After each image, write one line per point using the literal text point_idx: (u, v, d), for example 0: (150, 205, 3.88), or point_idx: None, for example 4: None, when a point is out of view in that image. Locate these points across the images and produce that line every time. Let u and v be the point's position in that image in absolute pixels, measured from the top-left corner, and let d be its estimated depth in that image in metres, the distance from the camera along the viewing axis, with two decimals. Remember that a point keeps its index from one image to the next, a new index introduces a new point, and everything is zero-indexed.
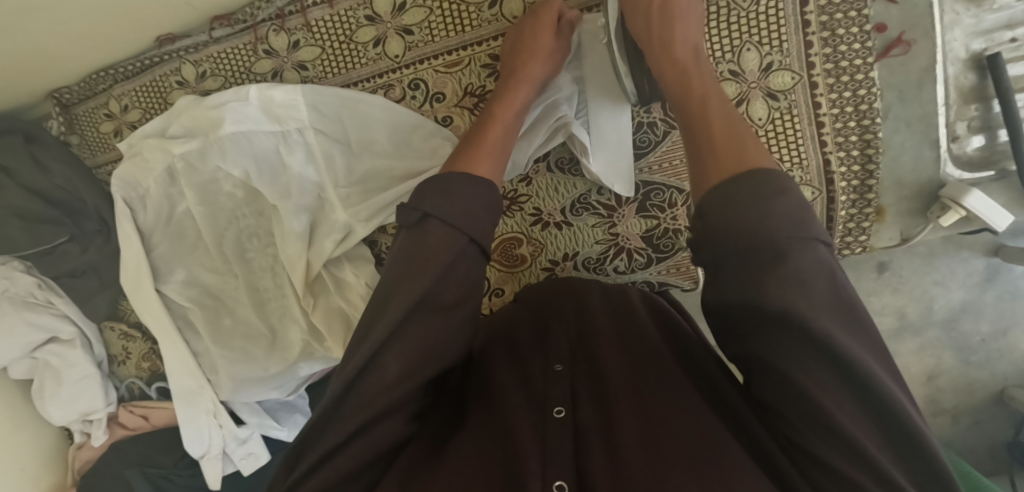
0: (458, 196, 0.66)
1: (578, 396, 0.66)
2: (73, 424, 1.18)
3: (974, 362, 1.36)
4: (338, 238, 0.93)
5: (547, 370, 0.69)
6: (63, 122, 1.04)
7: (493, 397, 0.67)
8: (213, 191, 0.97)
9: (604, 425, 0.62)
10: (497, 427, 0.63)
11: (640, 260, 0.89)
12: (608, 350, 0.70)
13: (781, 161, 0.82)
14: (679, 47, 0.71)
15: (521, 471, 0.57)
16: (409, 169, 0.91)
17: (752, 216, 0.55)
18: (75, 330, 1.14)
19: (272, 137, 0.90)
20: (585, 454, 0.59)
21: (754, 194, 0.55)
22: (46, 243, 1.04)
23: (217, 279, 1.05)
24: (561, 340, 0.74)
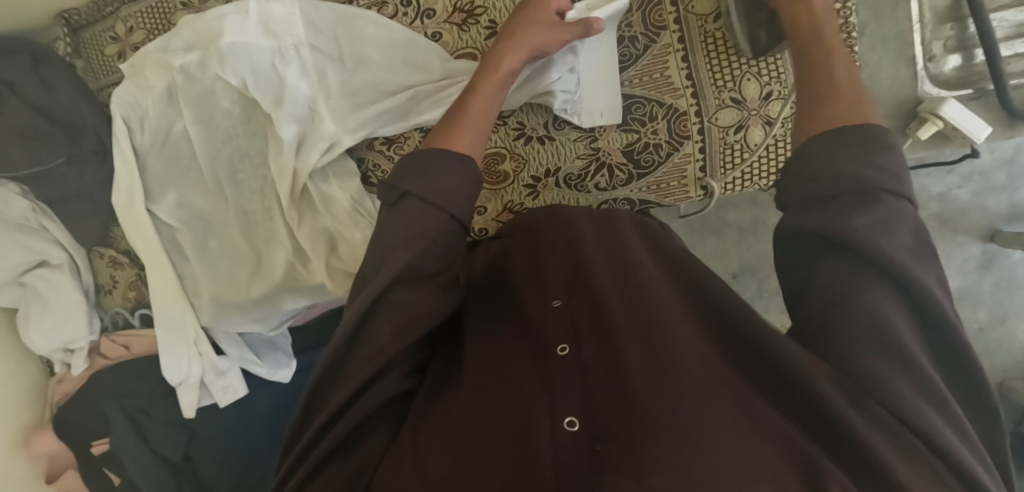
0: (426, 169, 0.65)
1: (579, 331, 0.64)
2: (54, 354, 1.17)
3: (972, 352, 1.54)
4: (330, 150, 0.94)
5: (546, 308, 0.68)
6: (70, 44, 1.08)
7: (495, 340, 0.67)
8: (210, 109, 0.99)
9: (607, 357, 0.61)
10: (501, 370, 0.62)
11: (622, 177, 0.89)
12: (605, 283, 0.68)
13: (760, 74, 0.83)
14: (817, 3, 0.69)
15: (530, 412, 0.57)
16: (398, 82, 0.94)
17: (851, 159, 0.58)
18: (65, 256, 1.16)
19: (270, 53, 0.91)
20: (592, 391, 0.58)
21: (848, 152, 0.58)
22: (42, 164, 1.05)
23: (209, 202, 1.07)
24: (556, 273, 0.72)
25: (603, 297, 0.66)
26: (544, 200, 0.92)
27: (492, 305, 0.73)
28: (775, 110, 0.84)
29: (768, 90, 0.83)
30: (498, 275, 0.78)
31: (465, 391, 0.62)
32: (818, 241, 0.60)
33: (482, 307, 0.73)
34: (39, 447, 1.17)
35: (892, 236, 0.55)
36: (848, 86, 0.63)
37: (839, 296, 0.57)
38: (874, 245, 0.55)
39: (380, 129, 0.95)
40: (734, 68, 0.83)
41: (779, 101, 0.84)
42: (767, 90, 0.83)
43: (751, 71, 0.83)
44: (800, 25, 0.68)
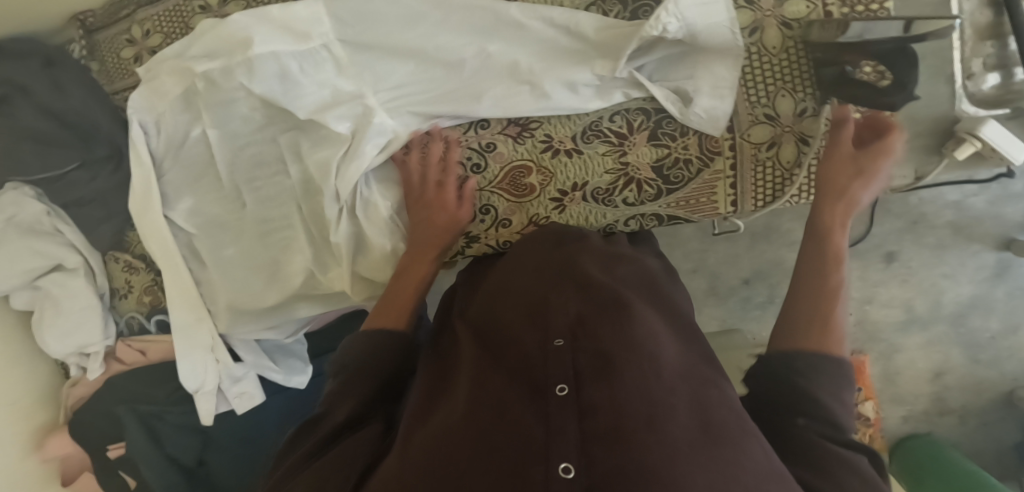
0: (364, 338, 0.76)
1: (581, 371, 0.61)
2: (70, 357, 1.17)
3: (982, 360, 1.59)
4: (381, 143, 0.89)
5: (546, 343, 0.64)
6: (85, 47, 1.06)
7: (487, 376, 0.64)
8: (228, 116, 0.97)
9: (609, 402, 0.57)
10: (495, 411, 0.59)
11: (650, 193, 0.88)
12: (609, 323, 0.65)
13: (794, 91, 0.83)
14: (852, 189, 0.78)
15: (525, 456, 0.54)
16: (447, 68, 0.88)
17: (827, 382, 0.65)
18: (80, 260, 1.14)
19: (298, 54, 0.87)
20: (590, 438, 0.55)
21: (832, 370, 0.66)
22: (56, 169, 1.04)
23: (223, 208, 1.04)
24: (559, 307, 0.68)
25: (607, 341, 0.63)
26: (570, 215, 0.90)
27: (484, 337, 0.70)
28: (808, 128, 0.83)
29: (802, 107, 0.83)
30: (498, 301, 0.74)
31: (454, 431, 0.59)
32: (779, 412, 0.65)
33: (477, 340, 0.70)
34: (52, 451, 1.17)
35: (839, 419, 0.63)
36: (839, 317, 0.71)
37: (799, 443, 0.62)
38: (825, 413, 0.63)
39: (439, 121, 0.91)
40: (767, 84, 0.83)
41: (813, 118, 0.83)
42: (801, 107, 0.83)
43: (784, 87, 0.83)
44: (834, 191, 0.78)
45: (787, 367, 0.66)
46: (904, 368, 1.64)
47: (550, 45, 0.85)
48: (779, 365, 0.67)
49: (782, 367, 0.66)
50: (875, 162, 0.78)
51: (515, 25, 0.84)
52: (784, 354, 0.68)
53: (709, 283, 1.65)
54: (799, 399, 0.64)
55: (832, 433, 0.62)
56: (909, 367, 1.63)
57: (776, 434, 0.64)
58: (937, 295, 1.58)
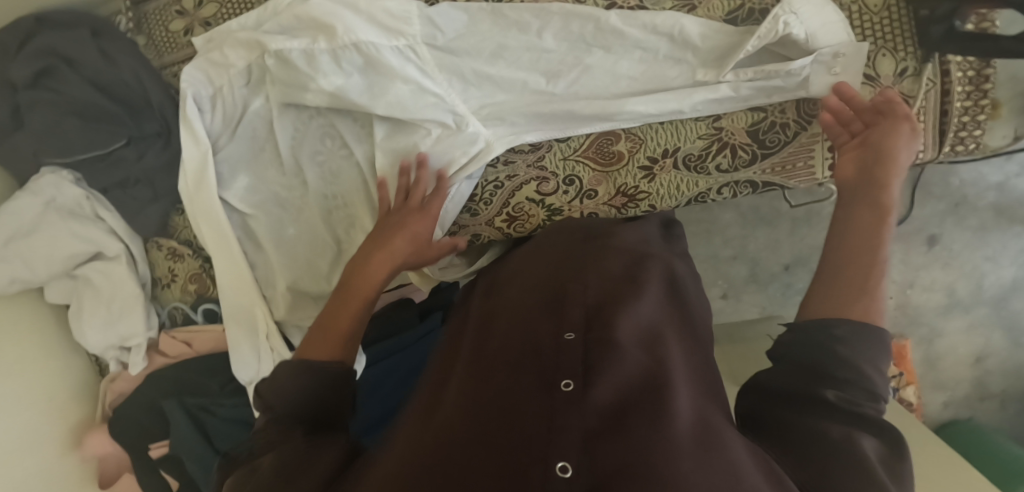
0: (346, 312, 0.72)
1: (592, 368, 0.56)
2: (110, 351, 1.10)
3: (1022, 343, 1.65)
4: (471, 151, 0.87)
5: (558, 339, 0.59)
6: (132, 20, 1.01)
7: (492, 371, 0.59)
8: (298, 91, 0.90)
9: (616, 404, 0.52)
10: (495, 407, 0.54)
11: (744, 158, 0.85)
12: (625, 324, 0.61)
13: (895, 50, 0.80)
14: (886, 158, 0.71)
15: (523, 452, 0.49)
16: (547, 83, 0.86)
17: (850, 349, 0.58)
18: (121, 247, 1.07)
19: (389, 52, 0.86)
20: (595, 437, 0.50)
21: (867, 351, 0.58)
22: (101, 148, 1.01)
23: (283, 186, 0.99)
24: (575, 305, 0.64)
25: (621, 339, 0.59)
26: (660, 183, 0.87)
27: (493, 334, 0.66)
28: (909, 88, 0.80)
29: (903, 67, 0.80)
30: (508, 303, 0.70)
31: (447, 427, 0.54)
32: (785, 401, 0.59)
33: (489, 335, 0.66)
34: (91, 449, 1.09)
35: (863, 405, 0.56)
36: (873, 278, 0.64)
37: (800, 435, 0.56)
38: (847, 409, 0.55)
39: (530, 133, 0.88)
40: (867, 44, 0.80)
41: (914, 77, 0.80)
42: (902, 67, 0.80)
43: (885, 47, 0.80)
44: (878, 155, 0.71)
45: (824, 337, 0.59)
46: (946, 352, 1.67)
47: (650, 54, 0.82)
48: (812, 329, 0.61)
49: (823, 329, 0.60)
50: (893, 132, 0.72)
51: (614, 34, 0.82)
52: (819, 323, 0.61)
53: (749, 269, 1.59)
54: (823, 372, 0.58)
55: (860, 402, 0.56)
56: (952, 352, 1.67)
57: (788, 422, 0.57)
58: (979, 279, 1.63)
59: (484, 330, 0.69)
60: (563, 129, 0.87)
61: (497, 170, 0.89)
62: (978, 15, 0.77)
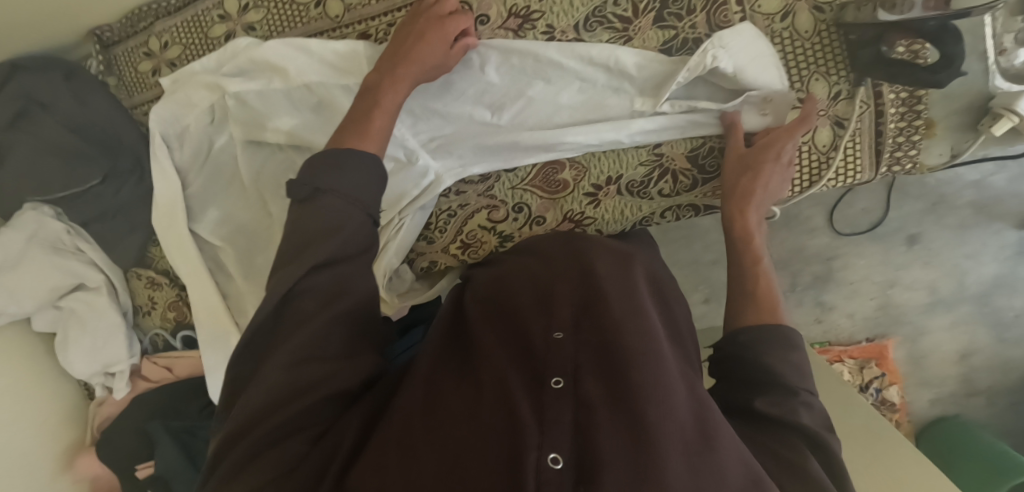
0: (347, 173, 0.69)
1: (581, 366, 0.62)
2: (95, 377, 1.15)
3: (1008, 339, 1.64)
4: (422, 184, 0.90)
5: (549, 337, 0.65)
6: (102, 62, 1.04)
7: (491, 363, 0.65)
8: (259, 128, 0.95)
9: (604, 398, 0.59)
10: (487, 400, 0.61)
11: (685, 183, 0.87)
12: (615, 322, 0.66)
13: (827, 74, 0.82)
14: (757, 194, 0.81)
15: (517, 445, 0.55)
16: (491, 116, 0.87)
17: (776, 355, 0.70)
18: (102, 278, 1.12)
19: (341, 93, 0.90)
20: (582, 431, 0.57)
21: (774, 345, 0.71)
22: (79, 185, 1.03)
23: (251, 216, 1.02)
24: (565, 304, 0.70)
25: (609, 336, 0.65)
26: (605, 209, 0.89)
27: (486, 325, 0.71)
28: (843, 110, 0.82)
29: (836, 90, 0.82)
30: (502, 294, 0.75)
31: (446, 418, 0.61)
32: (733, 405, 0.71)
33: (489, 322, 0.72)
34: (82, 470, 1.16)
35: (795, 407, 0.67)
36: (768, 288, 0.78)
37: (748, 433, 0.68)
38: (784, 409, 0.67)
39: (478, 165, 0.90)
40: (799, 68, 0.82)
41: (847, 100, 0.82)
42: (835, 90, 0.82)
43: (817, 71, 0.82)
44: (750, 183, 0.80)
45: (746, 347, 0.73)
46: (930, 351, 1.65)
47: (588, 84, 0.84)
48: (737, 346, 0.74)
49: (776, 344, 0.72)
50: (776, 138, 0.80)
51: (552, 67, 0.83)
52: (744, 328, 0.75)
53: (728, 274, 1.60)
54: (768, 385, 0.69)
55: (788, 401, 0.67)
56: (936, 350, 1.65)
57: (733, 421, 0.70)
58: (961, 276, 1.62)
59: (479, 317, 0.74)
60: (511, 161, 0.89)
61: (449, 199, 0.93)
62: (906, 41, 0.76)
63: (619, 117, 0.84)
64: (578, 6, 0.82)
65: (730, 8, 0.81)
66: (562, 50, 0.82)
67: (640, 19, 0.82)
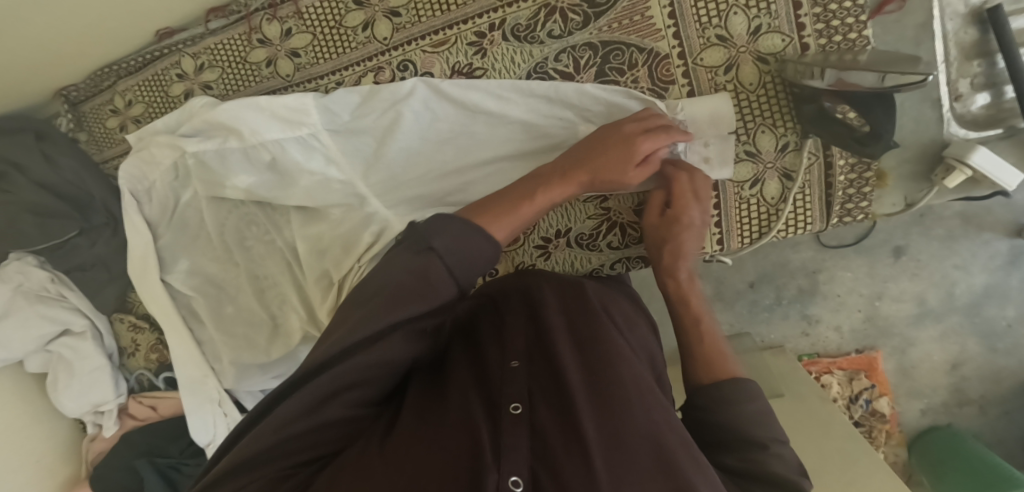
0: (464, 244, 0.67)
1: (534, 393, 0.68)
2: (86, 416, 1.20)
3: (1000, 349, 1.54)
4: (373, 230, 0.92)
5: (504, 366, 0.72)
6: (72, 120, 1.09)
7: (450, 393, 0.70)
8: (219, 186, 0.97)
9: (559, 424, 0.65)
10: (447, 423, 0.65)
11: (635, 235, 0.88)
12: (565, 351, 0.74)
13: (774, 126, 0.80)
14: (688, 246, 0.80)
15: (478, 463, 0.60)
16: (438, 165, 0.89)
17: (729, 405, 0.71)
18: (87, 322, 1.17)
19: (293, 145, 0.90)
20: (540, 456, 0.62)
21: (734, 400, 0.71)
22: (57, 237, 1.09)
23: (219, 267, 1.06)
24: (517, 336, 0.77)
25: (559, 364, 0.72)
26: (556, 260, 0.91)
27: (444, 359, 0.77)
28: (789, 162, 0.81)
29: (783, 142, 0.81)
30: (462, 332, 0.82)
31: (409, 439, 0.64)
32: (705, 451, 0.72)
33: (450, 355, 0.77)
34: None
35: (757, 458, 0.68)
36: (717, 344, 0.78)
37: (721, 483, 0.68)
38: (754, 467, 0.67)
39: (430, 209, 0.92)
40: (747, 120, 0.80)
41: (795, 152, 0.81)
42: (783, 142, 0.81)
43: (764, 123, 0.80)
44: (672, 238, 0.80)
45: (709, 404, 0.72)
46: (920, 361, 1.58)
47: (531, 129, 0.84)
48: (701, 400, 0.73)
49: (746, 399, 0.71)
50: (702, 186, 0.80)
51: (493, 116, 0.85)
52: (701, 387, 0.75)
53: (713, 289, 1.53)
54: (733, 437, 0.70)
55: (757, 460, 0.68)
56: (926, 361, 1.58)
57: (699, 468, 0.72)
58: (950, 287, 1.51)
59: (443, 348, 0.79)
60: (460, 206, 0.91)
61: None
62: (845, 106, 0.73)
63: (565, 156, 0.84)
64: (520, 61, 0.83)
65: (672, 62, 0.79)
66: (508, 95, 0.83)
67: (583, 74, 0.82)
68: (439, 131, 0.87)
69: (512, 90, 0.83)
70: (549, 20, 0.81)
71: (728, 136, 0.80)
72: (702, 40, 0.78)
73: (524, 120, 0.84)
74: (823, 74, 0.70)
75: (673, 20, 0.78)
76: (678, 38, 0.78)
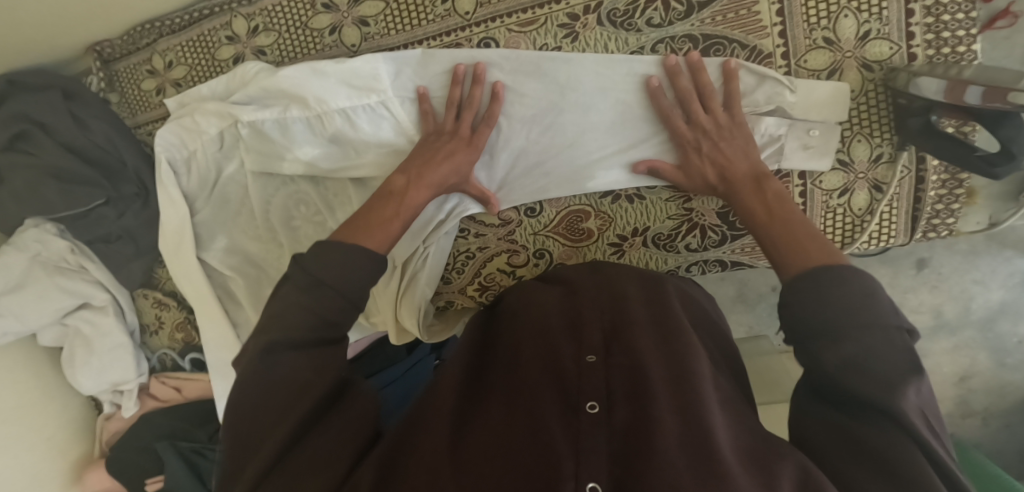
0: (337, 261, 0.64)
1: (613, 392, 0.62)
2: (104, 394, 1.16)
3: (1009, 365, 1.42)
4: (445, 207, 0.86)
5: (581, 360, 0.66)
6: (104, 79, 1.01)
7: (521, 389, 0.64)
8: (275, 159, 0.90)
9: (639, 422, 0.58)
10: (525, 423, 0.59)
11: (714, 238, 0.86)
12: (643, 342, 0.68)
13: (871, 136, 0.79)
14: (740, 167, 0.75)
15: (551, 469, 0.54)
16: (522, 143, 0.84)
17: (821, 297, 0.59)
18: (108, 297, 1.10)
19: (361, 114, 0.85)
20: (622, 459, 0.56)
21: (834, 285, 0.59)
22: (81, 207, 1.00)
23: (260, 246, 0.99)
24: (594, 329, 0.70)
25: (638, 361, 0.65)
26: (630, 258, 0.89)
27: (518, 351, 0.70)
28: (882, 174, 0.80)
29: (878, 153, 0.80)
30: (533, 317, 0.75)
31: (475, 443, 0.59)
32: (828, 400, 0.60)
33: (523, 344, 0.71)
34: (91, 485, 1.18)
35: (891, 380, 0.54)
36: (808, 237, 0.66)
37: (843, 433, 0.57)
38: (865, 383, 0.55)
39: (505, 194, 0.86)
40: (845, 126, 0.79)
41: (889, 164, 0.80)
42: (877, 153, 0.80)
43: (861, 132, 0.79)
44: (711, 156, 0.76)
45: (792, 298, 0.61)
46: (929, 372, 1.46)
47: (623, 109, 0.81)
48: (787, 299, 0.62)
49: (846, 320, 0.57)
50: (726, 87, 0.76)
51: (579, 90, 0.81)
52: (790, 282, 0.63)
53: (737, 291, 1.43)
54: (835, 335, 0.57)
55: (864, 382, 0.55)
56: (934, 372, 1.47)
57: (805, 425, 0.61)
58: (966, 301, 1.40)
59: (517, 339, 0.73)
60: (536, 195, 0.86)
61: (467, 241, 0.90)
62: (954, 116, 0.71)
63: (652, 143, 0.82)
64: (614, 49, 0.80)
65: (774, 61, 0.78)
66: (606, 71, 0.80)
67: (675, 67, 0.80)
68: (519, 109, 0.83)
69: (601, 62, 0.80)
70: (648, 8, 0.78)
71: (834, 125, 0.78)
72: (809, 41, 0.77)
73: (618, 101, 0.81)
74: (918, 79, 0.70)
75: (780, 18, 0.76)
76: (784, 37, 0.77)
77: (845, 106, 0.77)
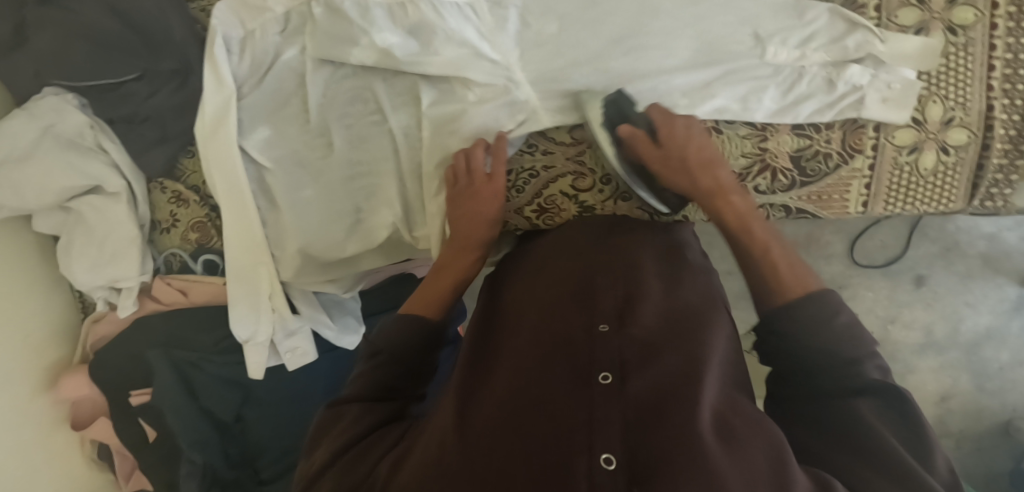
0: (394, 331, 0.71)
1: (626, 361, 0.59)
2: (98, 290, 1.06)
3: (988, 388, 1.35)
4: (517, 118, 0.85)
5: (591, 331, 0.62)
6: None
7: (529, 363, 0.61)
8: (340, 45, 0.86)
9: (652, 393, 0.56)
10: (533, 400, 0.57)
11: (783, 183, 0.86)
12: (649, 314, 0.65)
13: (947, 98, 0.81)
14: None
15: (565, 446, 0.52)
16: (607, 61, 0.83)
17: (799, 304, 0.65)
18: (122, 183, 1.01)
19: (449, 10, 0.83)
20: (636, 427, 0.53)
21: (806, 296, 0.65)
22: (111, 78, 0.95)
23: (302, 142, 0.93)
24: (605, 300, 0.66)
25: (649, 335, 0.62)
26: None
27: (523, 322, 0.67)
28: (953, 137, 0.83)
29: (950, 116, 0.82)
30: (541, 287, 0.71)
31: (482, 421, 0.57)
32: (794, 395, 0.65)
33: (532, 316, 0.68)
34: (65, 393, 1.08)
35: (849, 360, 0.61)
36: None
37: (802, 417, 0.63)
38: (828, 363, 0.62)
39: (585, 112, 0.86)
40: (926, 86, 0.81)
41: (961, 127, 0.82)
42: (949, 115, 0.82)
43: (939, 93, 0.81)
44: None
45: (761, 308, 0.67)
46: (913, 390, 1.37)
47: (713, 40, 0.82)
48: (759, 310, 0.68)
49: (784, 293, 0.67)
50: None
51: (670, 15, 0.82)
52: None
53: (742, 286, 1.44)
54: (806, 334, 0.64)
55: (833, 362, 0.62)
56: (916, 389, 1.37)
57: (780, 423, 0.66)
58: (955, 322, 1.36)
59: (523, 308, 0.70)
60: None
61: (533, 158, 0.88)
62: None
63: (738, 78, 0.81)
64: None
65: (867, 12, 0.80)
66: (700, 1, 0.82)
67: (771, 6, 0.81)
68: (606, 28, 0.83)
69: None
70: None
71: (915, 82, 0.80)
72: None
73: (707, 32, 0.82)
74: None
75: None
76: None
77: (928, 62, 0.80)
